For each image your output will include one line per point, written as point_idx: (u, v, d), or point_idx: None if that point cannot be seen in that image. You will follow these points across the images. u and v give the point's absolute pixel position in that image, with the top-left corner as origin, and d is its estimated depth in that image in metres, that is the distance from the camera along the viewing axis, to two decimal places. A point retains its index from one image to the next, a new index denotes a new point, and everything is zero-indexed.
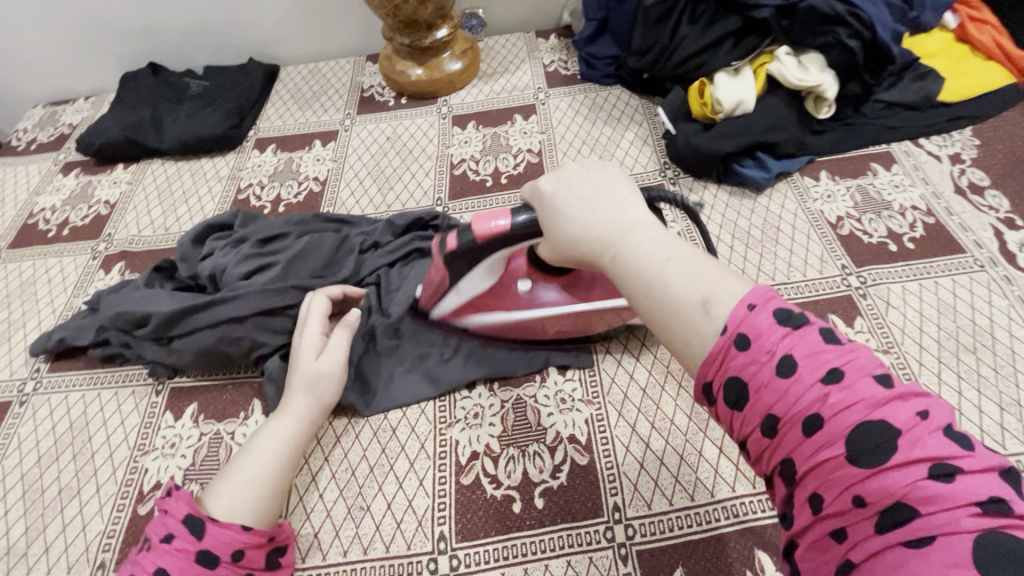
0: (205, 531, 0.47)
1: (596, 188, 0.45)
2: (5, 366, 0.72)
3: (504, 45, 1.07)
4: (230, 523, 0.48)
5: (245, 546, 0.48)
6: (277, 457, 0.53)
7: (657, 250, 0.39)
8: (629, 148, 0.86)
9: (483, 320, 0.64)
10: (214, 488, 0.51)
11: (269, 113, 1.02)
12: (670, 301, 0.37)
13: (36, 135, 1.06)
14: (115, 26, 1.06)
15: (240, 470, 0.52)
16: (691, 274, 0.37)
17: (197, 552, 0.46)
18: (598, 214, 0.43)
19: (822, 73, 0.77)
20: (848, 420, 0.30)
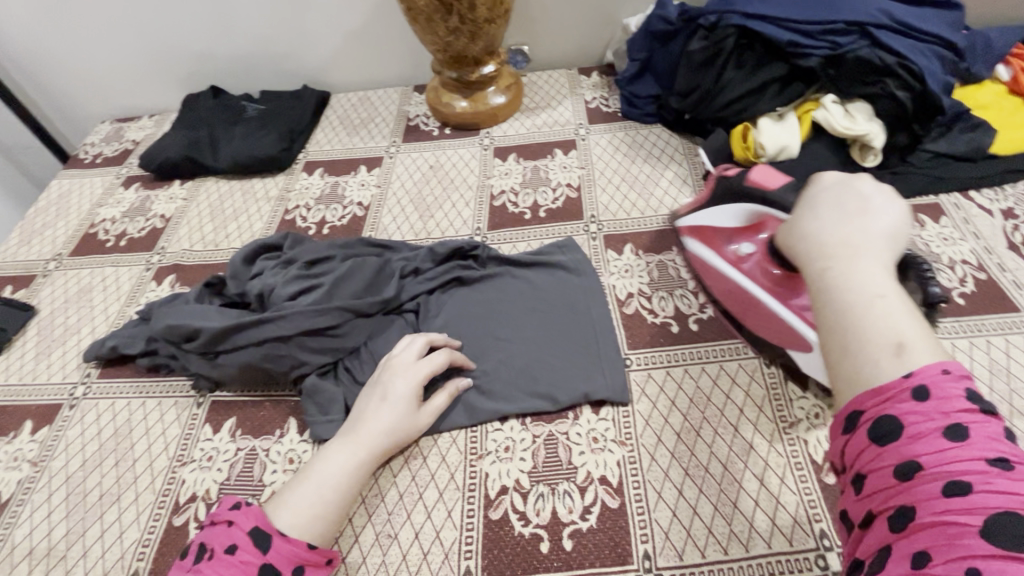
0: (272, 545, 0.49)
1: (862, 210, 0.42)
2: (58, 370, 0.76)
3: (547, 80, 1.10)
4: (296, 540, 0.50)
5: (305, 564, 0.50)
6: (338, 491, 0.54)
7: (876, 289, 0.37)
8: (668, 187, 0.86)
9: (695, 248, 0.72)
10: (278, 505, 0.53)
11: (318, 137, 1.06)
12: (859, 337, 0.36)
13: (102, 149, 1.12)
14: (181, 51, 1.12)
15: (308, 489, 0.54)
16: (895, 326, 0.35)
17: (263, 566, 0.48)
18: (847, 232, 0.41)
19: (869, 122, 0.77)
20: (998, 502, 0.29)
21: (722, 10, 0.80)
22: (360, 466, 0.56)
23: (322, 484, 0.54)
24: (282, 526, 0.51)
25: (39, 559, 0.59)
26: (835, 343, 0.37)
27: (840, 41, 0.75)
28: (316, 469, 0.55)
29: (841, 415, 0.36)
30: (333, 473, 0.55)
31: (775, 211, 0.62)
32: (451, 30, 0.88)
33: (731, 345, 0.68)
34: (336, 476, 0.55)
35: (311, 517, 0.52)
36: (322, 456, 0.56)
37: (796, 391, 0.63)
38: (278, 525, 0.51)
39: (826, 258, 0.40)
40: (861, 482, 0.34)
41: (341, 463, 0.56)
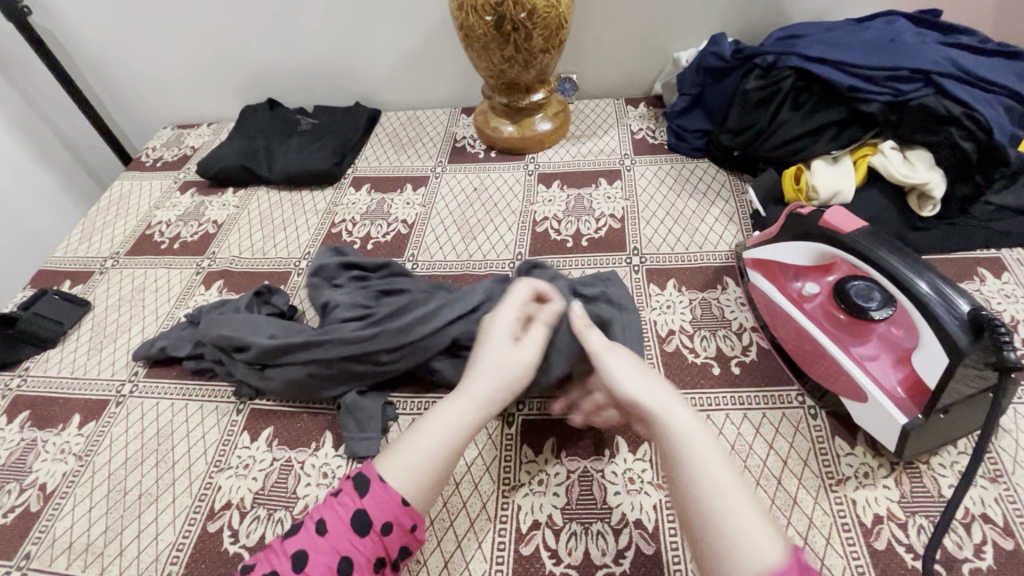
0: (368, 491, 0.49)
1: (640, 372, 0.53)
2: (108, 366, 0.79)
3: (594, 109, 1.10)
4: (393, 490, 0.50)
5: (395, 522, 0.49)
6: (450, 440, 0.52)
7: (705, 459, 0.46)
8: (714, 224, 0.85)
9: (757, 281, 0.71)
10: (392, 453, 0.52)
11: (367, 154, 1.09)
12: (723, 516, 0.42)
13: (162, 154, 1.17)
14: (243, 65, 1.17)
15: (418, 438, 0.52)
16: (731, 494, 0.43)
17: (355, 512, 0.49)
18: (658, 404, 0.49)
19: (930, 171, 0.75)
20: None
21: (781, 52, 0.81)
22: (470, 427, 0.53)
23: (434, 439, 0.52)
24: (388, 475, 0.50)
25: (78, 554, 0.61)
26: (700, 527, 0.43)
27: (903, 88, 0.74)
28: (428, 421, 0.53)
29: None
30: (443, 430, 0.52)
31: (847, 254, 0.60)
32: (506, 58, 0.90)
33: (775, 392, 0.66)
34: (446, 433, 0.52)
35: (418, 474, 0.51)
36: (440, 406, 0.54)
37: (843, 447, 0.60)
38: (379, 472, 0.50)
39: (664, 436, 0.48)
40: None
41: (455, 419, 0.53)
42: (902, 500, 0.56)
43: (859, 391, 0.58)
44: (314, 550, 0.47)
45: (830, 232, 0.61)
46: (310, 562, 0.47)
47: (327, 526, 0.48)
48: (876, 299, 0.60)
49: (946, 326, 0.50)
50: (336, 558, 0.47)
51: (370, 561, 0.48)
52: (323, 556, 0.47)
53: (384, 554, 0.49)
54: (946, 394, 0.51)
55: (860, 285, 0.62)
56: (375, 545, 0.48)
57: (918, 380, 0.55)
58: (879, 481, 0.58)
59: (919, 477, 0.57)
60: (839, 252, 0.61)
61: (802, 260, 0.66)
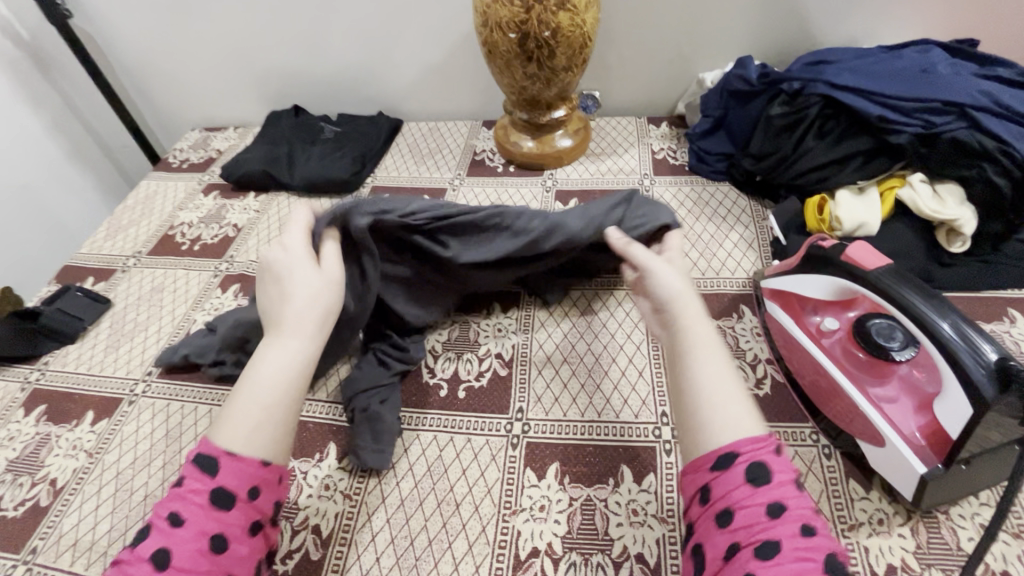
0: (220, 469, 0.45)
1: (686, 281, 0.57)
2: (124, 365, 0.80)
3: (615, 127, 1.10)
4: (246, 457, 0.46)
5: (261, 485, 0.47)
6: (280, 382, 0.49)
7: (707, 352, 0.49)
8: (732, 250, 0.84)
9: (774, 313, 0.70)
10: (224, 426, 0.47)
11: (387, 163, 1.10)
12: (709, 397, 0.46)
13: (189, 155, 1.20)
14: (270, 70, 1.19)
15: (244, 396, 0.48)
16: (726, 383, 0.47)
17: (214, 492, 0.44)
18: (686, 305, 0.54)
19: (961, 207, 0.73)
20: (778, 501, 0.41)
21: (808, 78, 0.80)
22: (305, 360, 0.51)
23: (266, 389, 0.49)
24: (234, 444, 0.46)
25: (82, 552, 0.62)
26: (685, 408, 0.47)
27: (935, 121, 0.72)
28: (254, 377, 0.50)
29: (715, 455, 0.44)
30: (273, 372, 0.50)
31: (872, 293, 0.57)
32: (528, 75, 0.90)
33: (788, 428, 0.64)
34: (279, 374, 0.50)
35: (267, 428, 0.48)
36: (258, 358, 0.51)
37: (858, 490, 0.58)
38: (221, 447, 0.46)
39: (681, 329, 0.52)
40: (698, 528, 0.44)
41: (285, 359, 0.51)
42: (918, 551, 0.54)
43: (877, 435, 0.56)
44: (172, 545, 0.42)
45: (851, 267, 0.59)
46: (173, 557, 0.42)
47: (183, 518, 0.43)
48: (898, 338, 0.58)
49: (970, 373, 0.48)
50: (207, 540, 0.43)
51: (245, 529, 0.45)
52: (189, 544, 0.42)
53: (259, 518, 0.47)
54: (968, 444, 0.49)
55: (882, 323, 0.60)
56: (247, 515, 0.45)
57: (938, 428, 0.53)
58: (894, 529, 0.55)
59: (937, 528, 0.55)
60: (864, 291, 0.58)
61: (822, 295, 0.64)
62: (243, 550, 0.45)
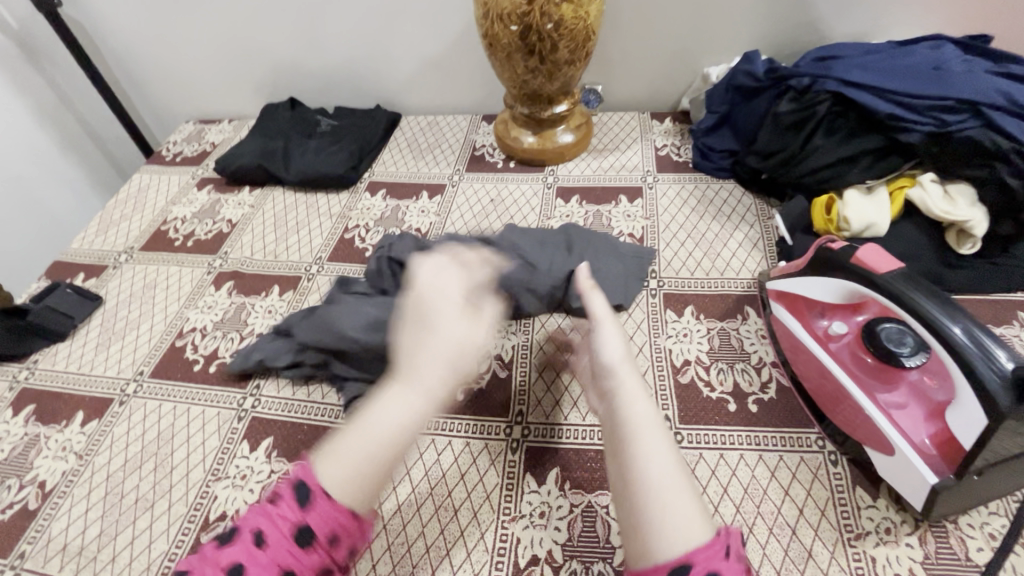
0: (312, 505, 0.42)
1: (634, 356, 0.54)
2: (115, 364, 0.78)
3: (617, 122, 1.08)
4: (339, 503, 0.43)
5: (343, 534, 0.43)
6: (388, 445, 0.46)
7: (652, 439, 0.45)
8: (736, 249, 0.82)
9: (780, 315, 0.68)
10: (327, 458, 0.45)
11: (385, 158, 1.08)
12: (654, 495, 0.41)
13: (182, 148, 1.18)
14: (266, 62, 1.16)
15: (355, 441, 0.46)
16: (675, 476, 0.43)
17: (300, 528, 0.42)
18: (632, 382, 0.51)
19: (972, 208, 0.71)
20: None
21: (817, 74, 0.78)
22: (419, 421, 0.47)
23: (375, 439, 0.45)
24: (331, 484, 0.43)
25: (70, 558, 0.60)
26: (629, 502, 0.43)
27: (948, 118, 0.70)
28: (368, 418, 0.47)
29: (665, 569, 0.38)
30: (388, 426, 0.46)
31: (882, 297, 0.56)
32: (529, 69, 0.88)
33: (794, 434, 0.63)
34: (392, 429, 0.46)
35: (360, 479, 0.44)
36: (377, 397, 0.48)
37: (865, 498, 0.57)
38: (320, 481, 0.43)
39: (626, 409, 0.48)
40: None
41: (401, 413, 0.47)
42: (926, 562, 0.53)
43: (886, 444, 0.54)
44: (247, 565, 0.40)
45: (862, 270, 0.58)
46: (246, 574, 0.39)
47: (266, 537, 0.41)
48: (908, 344, 0.56)
49: (986, 383, 0.47)
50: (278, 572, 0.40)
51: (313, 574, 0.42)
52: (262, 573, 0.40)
53: (333, 568, 0.43)
54: (981, 455, 0.48)
55: (892, 327, 0.58)
56: (322, 562, 0.42)
57: (949, 438, 0.51)
58: (901, 539, 0.54)
59: (946, 537, 0.54)
60: (873, 294, 0.57)
61: (830, 298, 0.62)
62: None
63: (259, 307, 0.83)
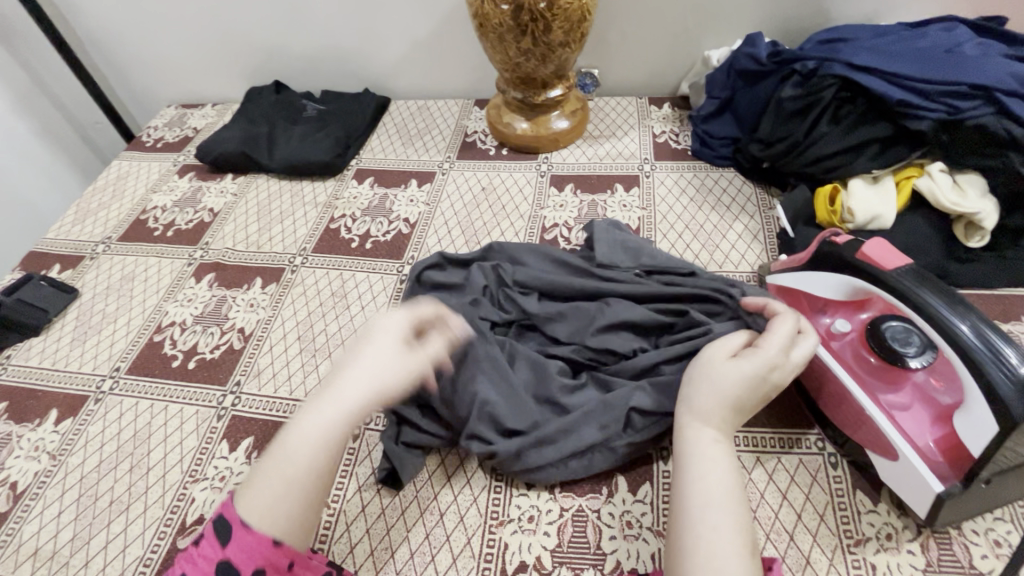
0: (231, 539, 0.45)
1: (745, 376, 0.52)
2: (91, 360, 0.75)
3: (614, 107, 1.04)
4: (258, 534, 0.45)
5: (266, 566, 0.45)
6: (309, 461, 0.48)
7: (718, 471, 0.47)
8: (736, 241, 0.79)
9: None
10: (250, 487, 0.47)
11: (373, 145, 1.04)
12: (703, 522, 0.45)
13: (164, 134, 1.14)
14: (250, 44, 1.12)
15: (278, 464, 0.48)
16: (724, 501, 0.46)
17: (219, 563, 0.44)
18: (699, 408, 0.51)
19: (982, 199, 0.68)
20: None
21: (823, 57, 0.74)
22: (335, 432, 0.50)
23: (299, 463, 0.48)
24: (251, 516, 0.45)
25: (42, 563, 0.58)
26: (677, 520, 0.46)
27: (959, 105, 0.66)
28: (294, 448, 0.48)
29: None
30: (307, 443, 0.49)
31: (889, 295, 0.53)
32: (522, 51, 0.84)
33: (793, 435, 0.60)
34: (308, 446, 0.48)
35: (286, 509, 0.46)
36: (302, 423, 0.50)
37: (865, 503, 0.55)
38: (240, 514, 0.45)
39: (681, 440, 0.50)
40: None
41: (317, 430, 0.49)
42: (928, 569, 0.51)
43: (890, 447, 0.52)
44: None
45: (868, 267, 0.55)
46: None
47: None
48: (915, 343, 0.54)
49: (998, 389, 0.44)
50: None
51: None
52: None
53: None
54: (991, 463, 0.46)
55: (897, 326, 0.55)
56: None
57: (957, 443, 0.49)
58: (903, 545, 0.52)
59: (949, 544, 0.52)
60: (883, 292, 0.53)
61: (834, 295, 0.59)
62: None
63: (240, 300, 0.80)
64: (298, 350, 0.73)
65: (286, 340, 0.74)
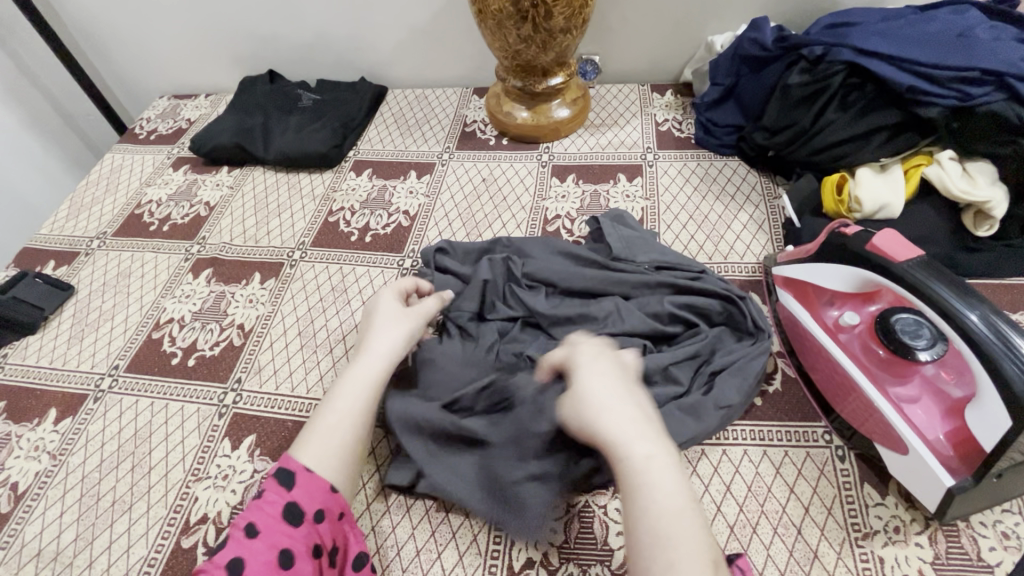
0: (297, 483, 0.49)
1: (618, 389, 0.50)
2: (88, 358, 0.74)
3: (616, 95, 1.02)
4: (319, 477, 0.50)
5: (327, 509, 0.50)
6: (350, 423, 0.54)
7: (665, 471, 0.44)
8: (741, 232, 0.78)
9: (787, 303, 0.65)
10: (308, 447, 0.52)
11: (371, 135, 1.02)
12: (670, 531, 0.41)
13: (157, 126, 1.11)
14: (241, 31, 1.09)
15: (323, 428, 0.53)
16: (679, 523, 0.41)
17: (287, 505, 0.48)
18: (616, 427, 0.47)
19: (992, 187, 0.67)
20: None
21: (831, 43, 0.72)
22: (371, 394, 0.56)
23: (343, 419, 0.54)
24: (311, 463, 0.51)
25: (46, 563, 0.58)
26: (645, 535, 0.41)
27: (971, 91, 0.65)
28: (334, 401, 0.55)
29: None
30: (350, 409, 0.54)
31: (900, 288, 0.52)
32: (523, 37, 0.82)
33: (800, 428, 0.60)
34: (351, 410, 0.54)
35: (336, 456, 0.52)
36: (341, 385, 0.56)
37: (873, 495, 0.55)
38: (300, 461, 0.50)
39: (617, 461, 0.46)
40: None
41: (356, 398, 0.55)
42: (936, 562, 0.51)
43: (899, 441, 0.52)
44: (248, 555, 0.45)
45: (878, 259, 0.54)
46: (248, 566, 0.44)
47: (258, 529, 0.46)
48: (925, 336, 0.53)
49: (1011, 382, 0.44)
50: (276, 553, 0.46)
51: (307, 550, 0.47)
52: (261, 556, 0.45)
53: (320, 543, 0.48)
54: (1003, 457, 0.45)
55: (908, 318, 0.55)
56: (312, 534, 0.48)
57: (968, 437, 0.49)
58: (911, 538, 0.52)
59: (957, 536, 0.52)
60: (894, 286, 0.52)
61: (843, 287, 0.59)
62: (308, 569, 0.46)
63: (239, 296, 0.79)
64: (299, 346, 0.72)
65: (287, 336, 0.74)
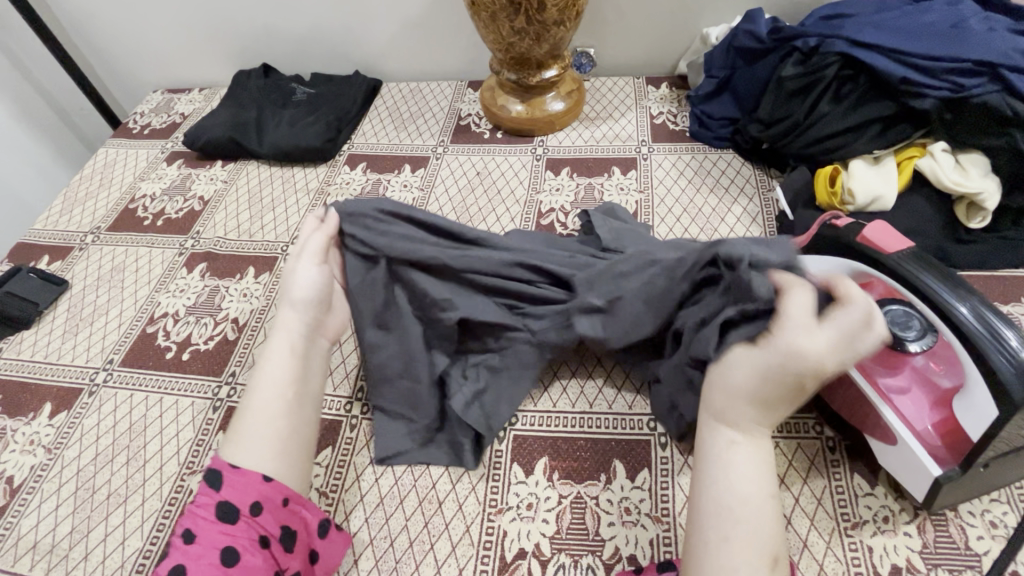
0: (224, 482, 0.48)
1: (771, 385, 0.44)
2: (83, 353, 0.75)
3: (611, 88, 1.01)
4: (250, 472, 0.49)
5: (264, 500, 0.48)
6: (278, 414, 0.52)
7: (754, 467, 0.44)
8: (735, 224, 0.78)
9: None
10: (236, 447, 0.50)
11: (365, 129, 1.02)
12: (732, 515, 0.43)
13: (150, 120, 1.11)
14: (234, 25, 1.08)
15: (251, 425, 0.51)
16: (749, 514, 0.43)
17: (218, 505, 0.47)
18: (730, 409, 0.46)
19: (984, 179, 0.67)
20: None
21: (825, 35, 0.72)
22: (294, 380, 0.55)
23: (271, 411, 0.52)
24: (240, 462, 0.49)
25: (42, 556, 0.58)
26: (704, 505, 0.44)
27: (964, 82, 0.65)
28: (256, 398, 0.53)
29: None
30: (273, 400, 0.53)
31: (890, 280, 0.52)
32: (516, 30, 0.81)
33: (792, 419, 0.61)
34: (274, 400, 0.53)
35: (272, 450, 0.51)
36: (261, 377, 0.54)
37: (863, 486, 0.55)
38: (228, 460, 0.49)
39: (708, 434, 0.47)
40: None
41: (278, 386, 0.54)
42: (924, 551, 0.51)
43: (889, 431, 0.51)
44: (188, 561, 0.44)
45: (871, 251, 0.54)
46: (190, 570, 0.44)
47: (195, 534, 0.46)
48: (915, 327, 0.53)
49: (999, 373, 0.44)
50: (217, 553, 0.45)
51: (253, 542, 0.47)
52: (203, 558, 0.45)
53: (265, 534, 0.48)
54: (991, 446, 0.46)
55: (897, 309, 0.54)
56: (253, 528, 0.47)
57: (956, 427, 0.50)
58: (900, 527, 0.52)
59: (945, 526, 0.52)
60: (885, 277, 0.52)
61: None
62: (256, 561, 0.46)
63: (233, 290, 0.79)
64: None
65: None
